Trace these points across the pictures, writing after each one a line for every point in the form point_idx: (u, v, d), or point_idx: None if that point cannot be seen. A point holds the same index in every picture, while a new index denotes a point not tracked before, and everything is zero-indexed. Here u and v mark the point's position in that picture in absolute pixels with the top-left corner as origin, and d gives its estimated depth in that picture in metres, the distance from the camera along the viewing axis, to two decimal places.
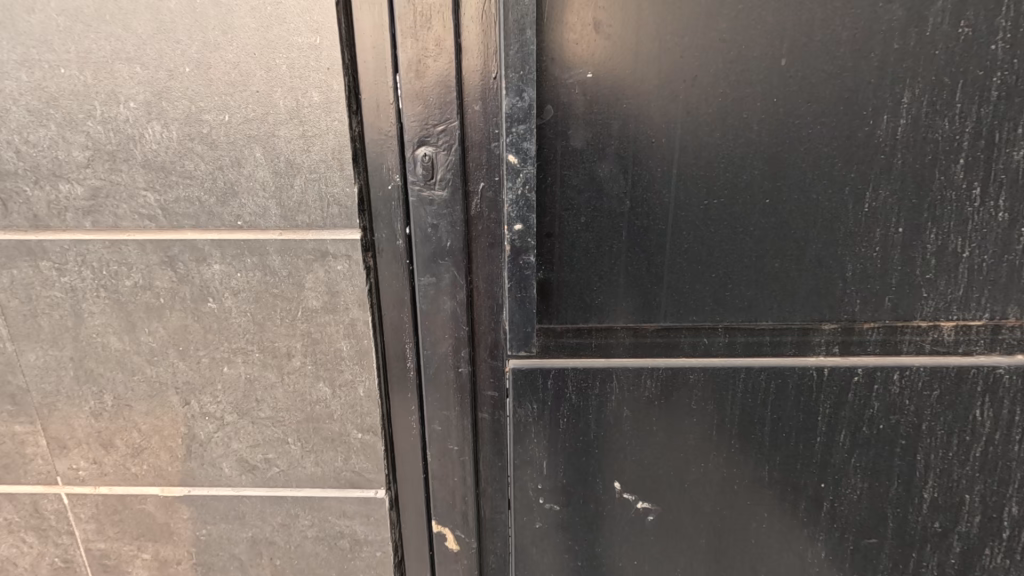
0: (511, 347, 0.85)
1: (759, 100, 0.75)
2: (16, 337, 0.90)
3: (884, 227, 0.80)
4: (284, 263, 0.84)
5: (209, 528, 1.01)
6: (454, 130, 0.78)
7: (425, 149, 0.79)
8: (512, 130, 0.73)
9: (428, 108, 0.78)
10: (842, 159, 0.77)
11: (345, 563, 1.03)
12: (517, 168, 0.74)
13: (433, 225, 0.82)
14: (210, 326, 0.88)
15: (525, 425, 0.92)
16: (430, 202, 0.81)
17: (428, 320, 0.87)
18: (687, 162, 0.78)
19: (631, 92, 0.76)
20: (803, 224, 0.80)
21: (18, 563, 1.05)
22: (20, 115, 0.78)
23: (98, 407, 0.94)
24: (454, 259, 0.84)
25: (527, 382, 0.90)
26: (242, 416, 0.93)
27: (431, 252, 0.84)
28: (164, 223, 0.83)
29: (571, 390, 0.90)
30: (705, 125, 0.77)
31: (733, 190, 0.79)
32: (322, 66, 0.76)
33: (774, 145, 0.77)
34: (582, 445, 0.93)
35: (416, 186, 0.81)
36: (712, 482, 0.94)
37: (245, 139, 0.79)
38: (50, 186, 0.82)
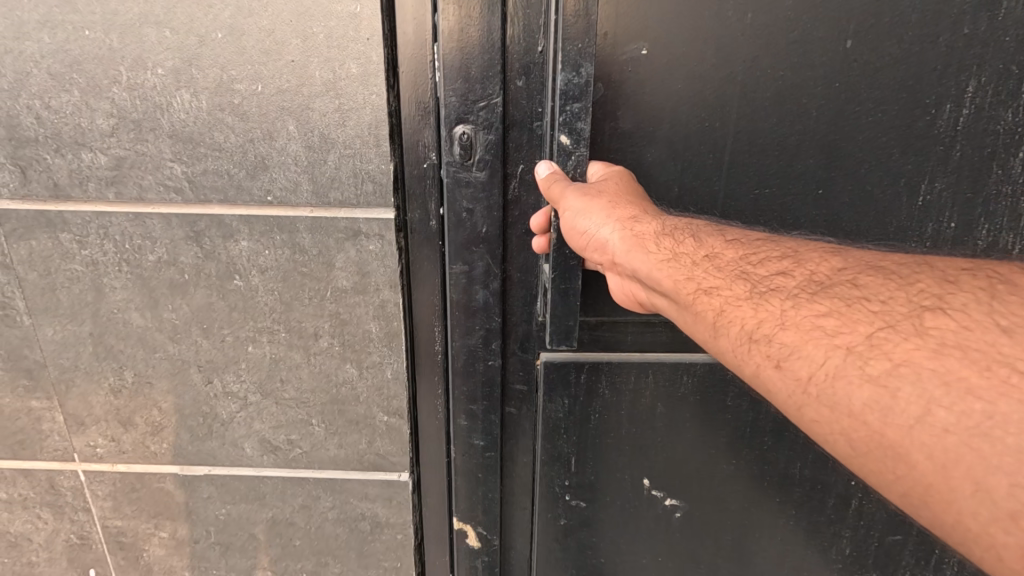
0: (550, 341, 0.82)
1: (820, 84, 0.73)
2: (33, 311, 0.87)
3: (936, 221, 0.78)
4: (315, 242, 0.82)
5: (228, 508, 1.00)
6: (496, 109, 0.76)
7: (464, 128, 0.76)
8: (565, 109, 0.70)
9: (469, 83, 0.75)
10: (900, 149, 0.76)
11: (365, 545, 1.03)
12: (569, 150, 0.72)
13: (470, 208, 0.80)
14: (237, 305, 0.86)
15: (555, 420, 0.92)
16: (468, 184, 0.79)
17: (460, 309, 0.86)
18: (741, 149, 0.76)
19: (685, 74, 0.73)
20: (855, 218, 0.79)
21: (33, 539, 1.04)
22: (42, 79, 0.75)
23: (118, 383, 0.92)
24: (490, 246, 0.82)
25: (560, 376, 0.89)
26: (265, 397, 0.92)
27: (466, 237, 0.82)
28: (191, 197, 0.80)
29: (605, 385, 0.89)
30: (762, 109, 0.75)
31: (785, 178, 0.77)
32: (362, 36, 0.72)
33: (832, 133, 0.75)
34: (611, 440, 0.93)
35: (453, 166, 0.78)
36: (742, 479, 0.94)
37: (278, 111, 0.76)
38: (72, 154, 0.78)
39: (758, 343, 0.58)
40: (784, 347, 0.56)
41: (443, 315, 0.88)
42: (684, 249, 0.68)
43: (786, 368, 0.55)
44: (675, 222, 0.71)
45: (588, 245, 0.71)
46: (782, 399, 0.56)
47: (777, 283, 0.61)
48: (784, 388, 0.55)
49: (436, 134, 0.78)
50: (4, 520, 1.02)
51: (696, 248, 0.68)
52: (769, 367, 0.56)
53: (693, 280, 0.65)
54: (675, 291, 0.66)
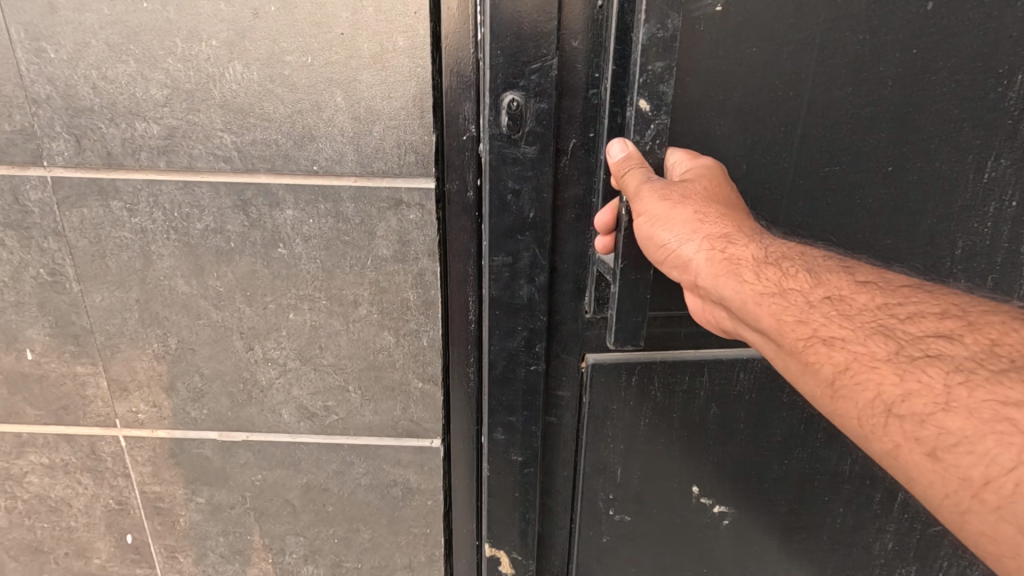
0: (613, 340, 0.79)
1: (897, 50, 0.78)
2: (82, 278, 0.90)
3: (999, 200, 0.85)
4: (358, 211, 0.85)
5: (264, 474, 1.03)
6: (551, 75, 0.76)
7: (514, 96, 0.76)
8: (646, 71, 0.69)
9: (520, 49, 0.75)
10: (971, 123, 0.81)
11: (396, 511, 1.06)
12: (650, 117, 0.71)
13: (516, 189, 0.81)
14: (279, 272, 0.89)
15: (600, 425, 0.95)
16: (516, 155, 0.79)
17: (502, 309, 0.87)
18: (814, 121, 0.81)
19: (760, 37, 0.76)
20: (923, 196, 0.85)
21: (73, 504, 1.07)
22: (99, 50, 0.78)
23: (162, 349, 0.95)
24: (536, 233, 0.83)
25: (611, 378, 0.92)
26: (305, 363, 0.95)
27: (513, 222, 0.82)
28: (238, 165, 0.83)
29: (657, 387, 0.93)
30: (838, 78, 0.79)
31: (856, 154, 0.83)
32: (410, 10, 0.76)
33: (904, 103, 0.80)
34: (662, 446, 0.97)
35: (501, 140, 0.78)
36: (791, 479, 0.99)
37: (326, 83, 0.79)
38: (126, 124, 0.81)
39: (900, 418, 0.56)
40: (944, 434, 0.54)
41: (478, 281, 0.90)
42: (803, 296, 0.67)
43: (945, 459, 0.53)
44: (783, 258, 0.71)
45: (668, 259, 0.71)
46: (933, 493, 0.54)
47: (928, 354, 0.60)
48: (940, 485, 0.54)
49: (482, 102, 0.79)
50: (45, 485, 1.05)
51: (814, 293, 0.67)
52: (918, 453, 0.55)
53: (814, 331, 0.64)
54: (787, 337, 0.65)
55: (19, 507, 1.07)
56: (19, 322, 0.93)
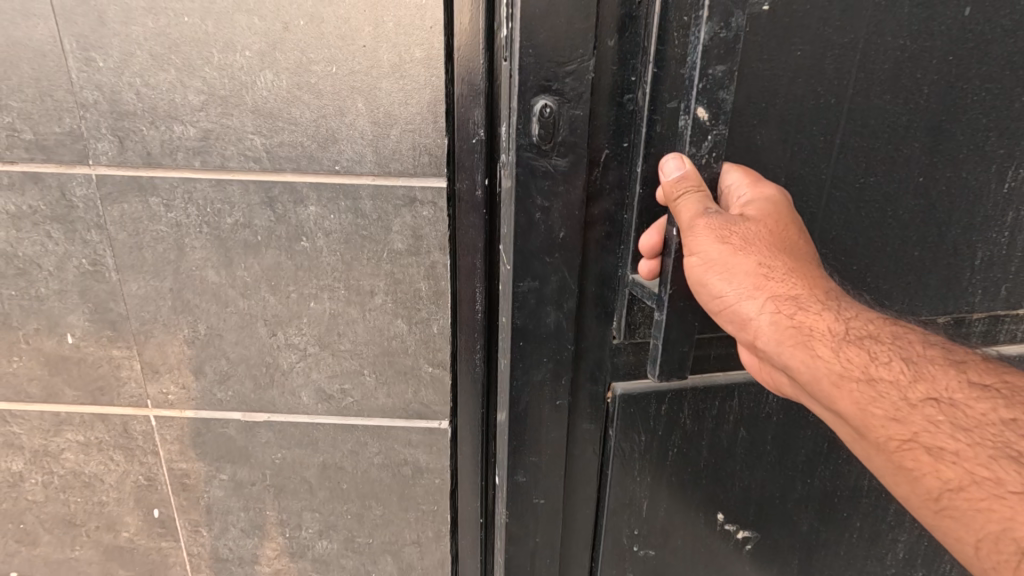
0: (653, 369, 0.80)
1: (935, 58, 0.83)
2: (121, 268, 0.98)
3: (1016, 209, 0.94)
4: (375, 207, 0.93)
5: (284, 452, 1.11)
6: (585, 79, 0.77)
7: (545, 102, 0.77)
8: (707, 74, 0.68)
9: (555, 48, 0.75)
10: (997, 132, 0.89)
11: (406, 489, 1.14)
12: (708, 128, 0.71)
13: (543, 207, 0.82)
14: (302, 264, 0.96)
15: (629, 457, 1.00)
16: (544, 163, 0.80)
17: (527, 339, 0.89)
18: (853, 128, 0.86)
19: (809, 37, 0.80)
20: (949, 205, 0.92)
21: (105, 479, 1.14)
22: (143, 59, 0.85)
23: (192, 335, 1.02)
24: (565, 254, 0.85)
25: (638, 409, 0.97)
26: (323, 348, 1.02)
27: (543, 241, 0.84)
28: (267, 165, 0.91)
29: (687, 417, 0.99)
30: (878, 86, 0.84)
31: (892, 162, 0.88)
32: (426, 25, 0.84)
33: (939, 112, 0.87)
34: (688, 478, 1.04)
35: (529, 151, 0.79)
36: (814, 497, 1.09)
37: (349, 90, 0.86)
38: (165, 126, 0.89)
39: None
40: None
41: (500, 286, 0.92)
42: (899, 394, 0.69)
43: None
44: (872, 342, 0.72)
45: (725, 311, 0.75)
46: None
47: None
48: None
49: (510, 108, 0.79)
50: (81, 462, 1.13)
51: (903, 386, 0.70)
52: None
53: (907, 431, 0.67)
54: (871, 432, 0.68)
55: (55, 482, 1.15)
56: (62, 309, 1.01)
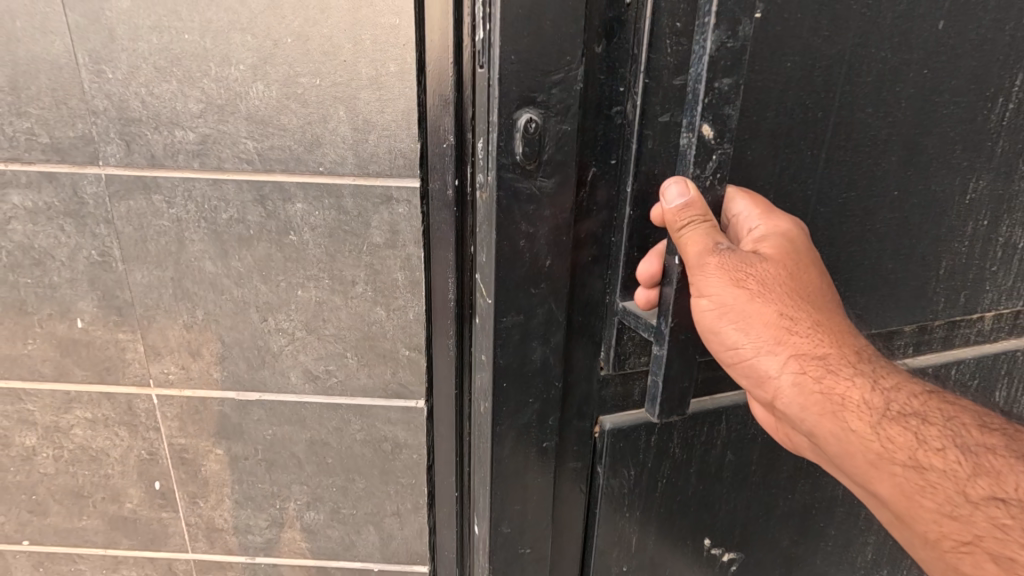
0: (655, 400, 0.74)
1: (914, 77, 0.83)
2: (127, 259, 1.08)
3: (975, 219, 0.96)
4: (355, 204, 1.03)
5: (275, 429, 1.21)
6: (574, 88, 0.68)
7: (531, 117, 0.68)
8: (713, 88, 0.62)
9: (539, 56, 0.66)
10: (964, 146, 0.91)
11: (387, 463, 1.24)
12: (712, 146, 0.65)
13: (528, 233, 0.73)
14: (291, 256, 1.07)
15: (621, 493, 0.93)
16: (530, 183, 0.71)
17: (511, 378, 0.80)
18: (838, 145, 0.84)
19: (799, 47, 0.76)
20: (921, 215, 0.93)
21: (111, 453, 1.25)
22: (148, 72, 0.96)
23: (190, 320, 1.12)
24: (551, 284, 0.77)
25: (628, 444, 0.90)
26: (310, 332, 1.13)
27: (527, 271, 0.75)
28: (259, 166, 1.01)
29: (675, 447, 0.94)
30: (865, 101, 0.83)
31: (872, 180, 0.88)
32: (399, 42, 0.94)
33: (914, 130, 0.87)
34: (676, 506, 0.99)
35: (512, 172, 0.70)
36: (796, 512, 1.10)
37: (332, 100, 0.97)
38: (167, 131, 0.99)
39: None
40: None
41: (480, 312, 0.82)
42: (940, 476, 0.72)
43: None
44: (908, 414, 0.74)
45: (742, 364, 0.76)
46: None
47: None
48: None
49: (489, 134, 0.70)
50: (88, 437, 1.23)
51: (940, 464, 0.72)
52: None
53: (956, 518, 0.70)
54: (907, 510, 0.72)
55: (65, 455, 1.25)
56: (73, 296, 1.11)
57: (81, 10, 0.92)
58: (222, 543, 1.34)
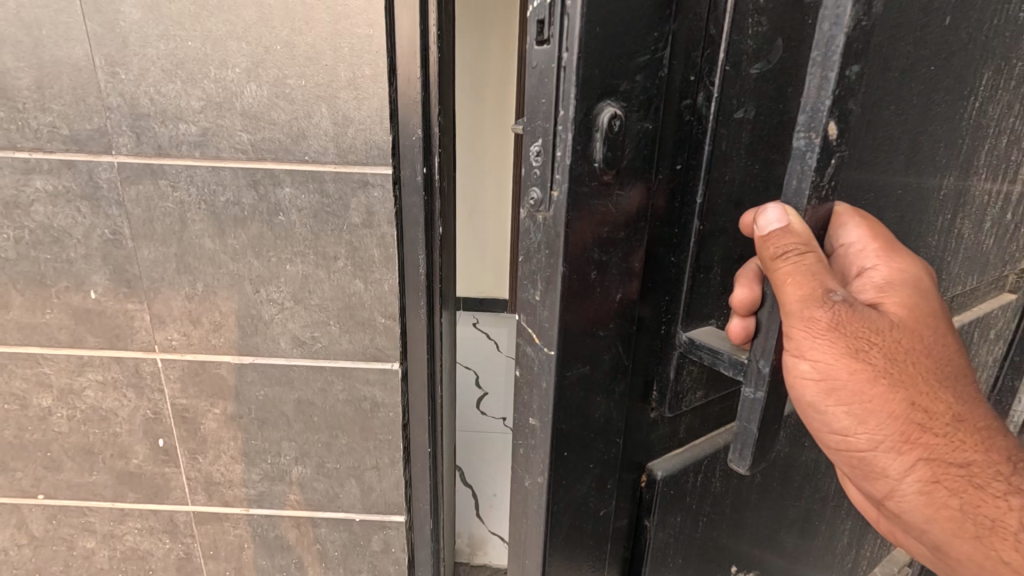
0: (741, 459, 0.57)
1: (920, 73, 0.71)
2: (136, 237, 1.23)
3: (942, 217, 0.89)
4: (337, 189, 1.19)
5: (266, 389, 1.37)
6: (656, 78, 0.52)
7: (610, 111, 0.50)
8: (845, 77, 0.46)
9: (623, 34, 0.50)
10: (944, 144, 0.82)
11: (367, 420, 1.40)
12: (834, 147, 0.48)
13: (601, 256, 0.56)
14: (281, 234, 1.22)
15: (665, 547, 0.75)
16: (606, 198, 0.54)
17: (573, 444, 0.63)
18: (863, 148, 0.69)
19: None
20: (909, 221, 0.83)
21: (119, 413, 1.40)
22: (156, 73, 1.11)
23: (192, 291, 1.28)
24: (620, 317, 0.60)
25: (678, 491, 0.73)
26: (297, 302, 1.28)
27: (596, 305, 0.58)
28: (252, 156, 1.17)
29: (715, 483, 0.78)
30: (883, 100, 0.68)
31: (881, 188, 0.75)
32: (373, 50, 1.09)
33: (916, 130, 0.76)
34: (712, 542, 0.82)
35: (587, 184, 0.52)
36: (799, 517, 0.96)
37: (316, 98, 1.12)
38: (172, 125, 1.15)
39: None
40: None
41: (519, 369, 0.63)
42: None
43: None
44: None
45: (850, 455, 0.60)
46: None
47: None
48: None
49: (557, 116, 0.50)
50: (99, 398, 1.38)
51: None
52: None
53: None
54: None
55: (77, 415, 1.40)
56: (88, 270, 1.26)
57: (99, 20, 1.08)
58: (219, 496, 1.49)
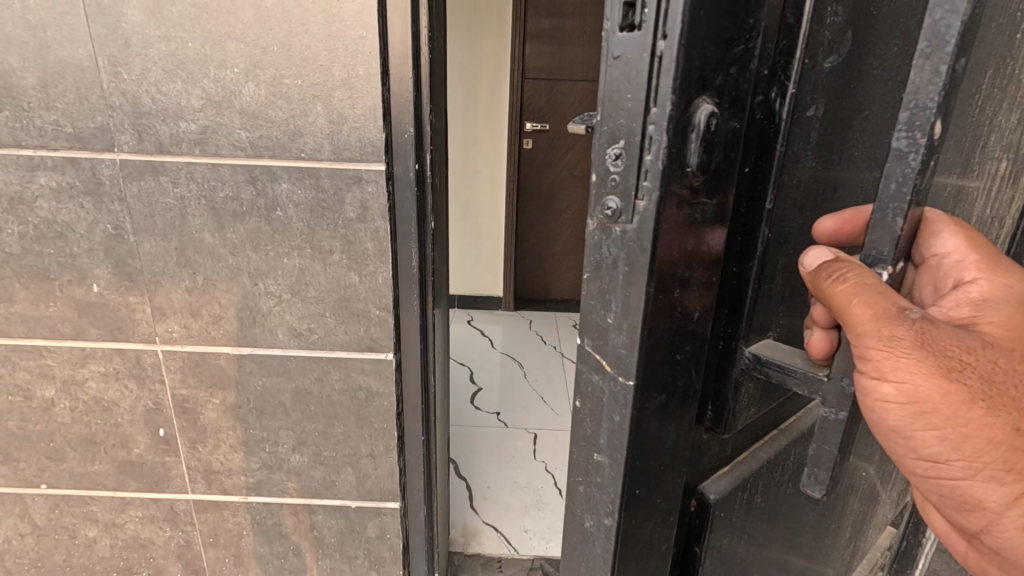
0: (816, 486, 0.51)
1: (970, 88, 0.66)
2: (138, 232, 1.27)
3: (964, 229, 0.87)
4: (332, 184, 1.23)
5: (265, 379, 1.41)
6: (746, 69, 0.46)
7: (705, 109, 0.44)
8: (953, 73, 0.39)
9: (720, 18, 0.43)
10: (976, 157, 0.78)
11: (362, 408, 1.44)
12: (938, 146, 0.41)
13: (685, 268, 0.48)
14: (278, 228, 1.27)
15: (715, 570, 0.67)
16: (692, 209, 0.47)
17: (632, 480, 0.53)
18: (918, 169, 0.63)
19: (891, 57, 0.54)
20: None
21: (121, 404, 1.44)
22: (158, 73, 1.16)
23: (191, 284, 1.32)
24: (695, 338, 0.53)
25: (728, 512, 0.64)
26: (294, 294, 1.33)
27: (675, 326, 0.50)
28: (250, 153, 1.21)
29: (761, 493, 0.69)
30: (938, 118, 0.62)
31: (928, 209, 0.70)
32: (367, 50, 1.14)
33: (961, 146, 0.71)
34: (756, 554, 0.75)
35: (679, 189, 0.45)
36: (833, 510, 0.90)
37: (312, 97, 1.17)
38: (172, 123, 1.19)
39: None
40: None
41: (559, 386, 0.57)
42: None
43: None
44: None
45: (941, 486, 0.52)
46: None
47: None
48: None
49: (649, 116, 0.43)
50: (101, 389, 1.42)
51: None
52: None
53: None
54: None
55: (80, 406, 1.44)
56: (91, 264, 1.30)
57: (102, 22, 1.12)
58: (219, 484, 1.53)
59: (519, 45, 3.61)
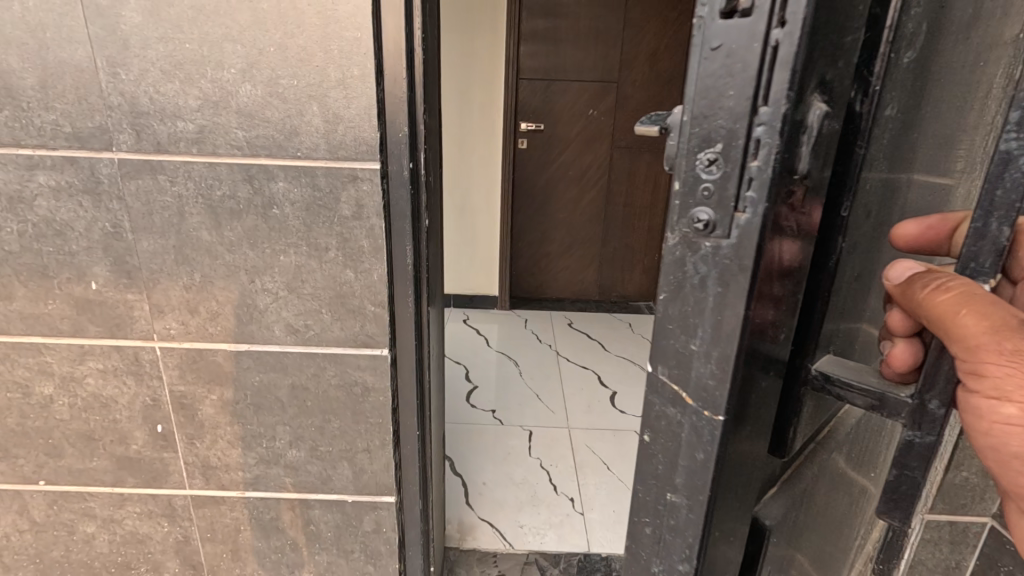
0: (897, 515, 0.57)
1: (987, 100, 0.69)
2: (136, 230, 1.29)
3: None
4: (328, 182, 1.26)
5: (262, 375, 1.43)
6: (843, 69, 0.48)
7: (813, 113, 0.45)
8: None
9: (830, 20, 0.44)
10: None
11: (358, 404, 1.46)
12: None
13: (778, 276, 0.50)
14: (275, 226, 1.29)
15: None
16: (790, 213, 0.48)
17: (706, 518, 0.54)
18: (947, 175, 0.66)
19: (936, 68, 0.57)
20: None
21: (119, 400, 1.46)
22: (156, 74, 1.18)
23: (189, 281, 1.34)
24: (780, 344, 0.54)
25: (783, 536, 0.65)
26: (291, 291, 1.35)
27: (767, 334, 0.52)
28: (247, 152, 1.23)
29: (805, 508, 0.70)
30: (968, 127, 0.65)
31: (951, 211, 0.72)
32: (362, 52, 1.16)
33: None
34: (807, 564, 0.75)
35: (785, 195, 0.46)
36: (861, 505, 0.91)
37: (308, 97, 1.19)
38: (170, 123, 1.21)
39: None
40: None
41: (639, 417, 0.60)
42: None
43: None
44: None
45: None
46: None
47: None
48: None
49: (761, 124, 0.44)
50: (99, 386, 1.44)
51: None
52: None
53: None
54: None
55: (79, 402, 1.46)
56: (89, 262, 1.32)
57: (101, 23, 1.14)
58: (216, 480, 1.55)
59: (512, 45, 3.64)
